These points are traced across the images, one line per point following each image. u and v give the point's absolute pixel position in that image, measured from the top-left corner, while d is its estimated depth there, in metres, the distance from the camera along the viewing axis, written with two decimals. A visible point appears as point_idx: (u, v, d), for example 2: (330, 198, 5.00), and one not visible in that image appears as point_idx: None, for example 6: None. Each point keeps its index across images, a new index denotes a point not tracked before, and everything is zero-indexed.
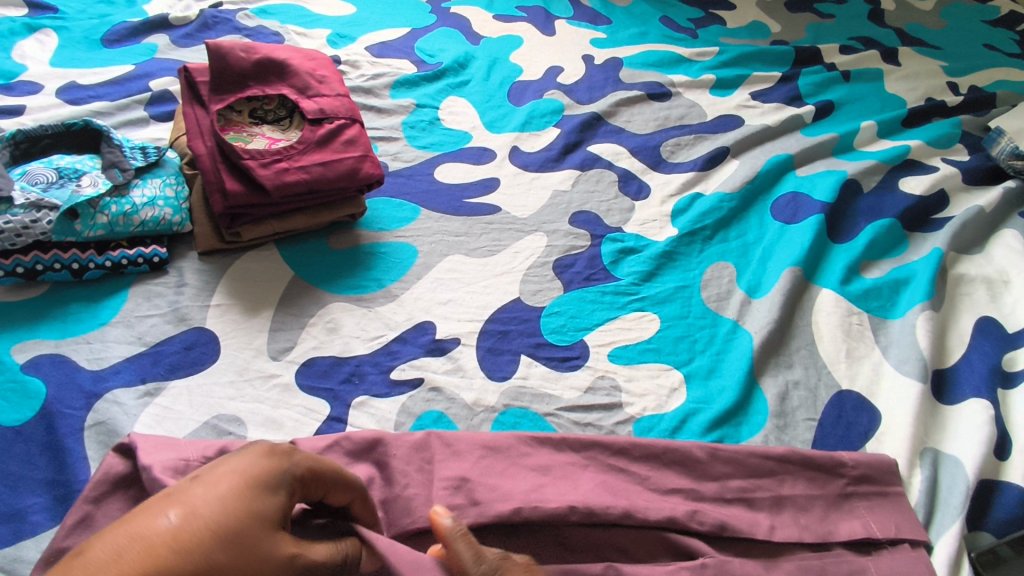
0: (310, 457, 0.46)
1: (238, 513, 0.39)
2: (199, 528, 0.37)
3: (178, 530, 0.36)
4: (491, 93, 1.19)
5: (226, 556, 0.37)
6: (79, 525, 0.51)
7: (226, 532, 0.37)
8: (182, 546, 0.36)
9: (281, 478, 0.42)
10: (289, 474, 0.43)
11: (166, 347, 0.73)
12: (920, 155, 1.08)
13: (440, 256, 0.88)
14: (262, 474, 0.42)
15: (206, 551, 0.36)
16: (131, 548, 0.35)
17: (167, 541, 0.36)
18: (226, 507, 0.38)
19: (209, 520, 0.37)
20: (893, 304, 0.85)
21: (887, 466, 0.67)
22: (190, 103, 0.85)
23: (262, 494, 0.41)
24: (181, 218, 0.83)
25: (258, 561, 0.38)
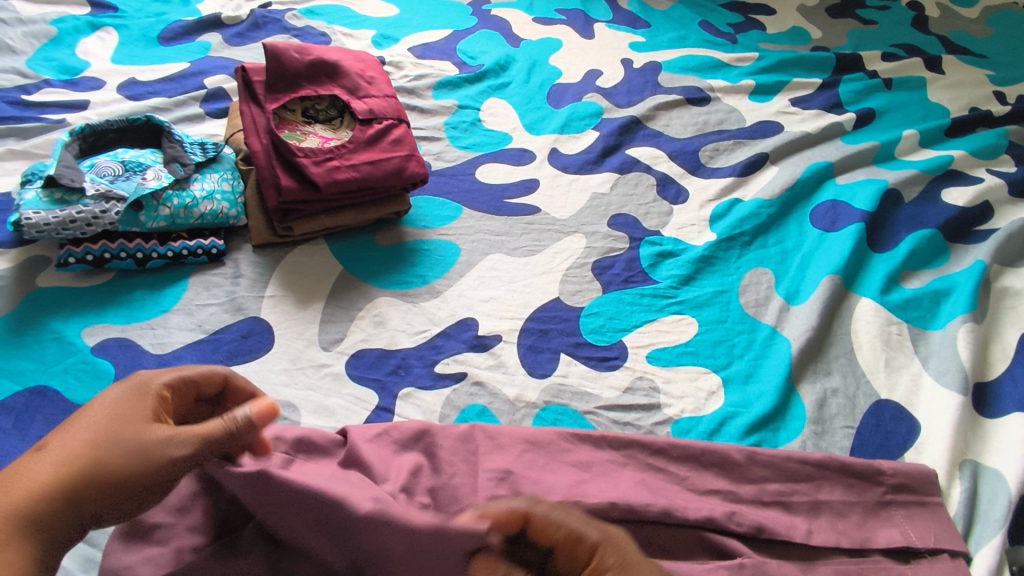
0: (170, 371, 0.56)
1: (104, 419, 0.51)
2: (74, 446, 0.50)
3: (62, 451, 0.49)
4: (531, 95, 1.21)
5: (101, 452, 0.49)
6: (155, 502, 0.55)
7: (94, 440, 0.50)
8: (64, 460, 0.49)
9: (139, 391, 0.53)
10: (145, 385, 0.54)
11: (224, 335, 0.76)
12: (964, 166, 1.07)
13: (482, 255, 0.91)
14: (120, 393, 0.53)
15: (82, 458, 0.49)
16: (22, 476, 0.48)
17: (48, 459, 0.49)
18: (95, 418, 0.51)
19: (82, 439, 0.50)
20: (934, 315, 0.85)
21: (927, 476, 0.68)
22: (246, 102, 0.88)
23: (128, 402, 0.52)
24: (237, 212, 0.86)
25: (133, 446, 0.50)
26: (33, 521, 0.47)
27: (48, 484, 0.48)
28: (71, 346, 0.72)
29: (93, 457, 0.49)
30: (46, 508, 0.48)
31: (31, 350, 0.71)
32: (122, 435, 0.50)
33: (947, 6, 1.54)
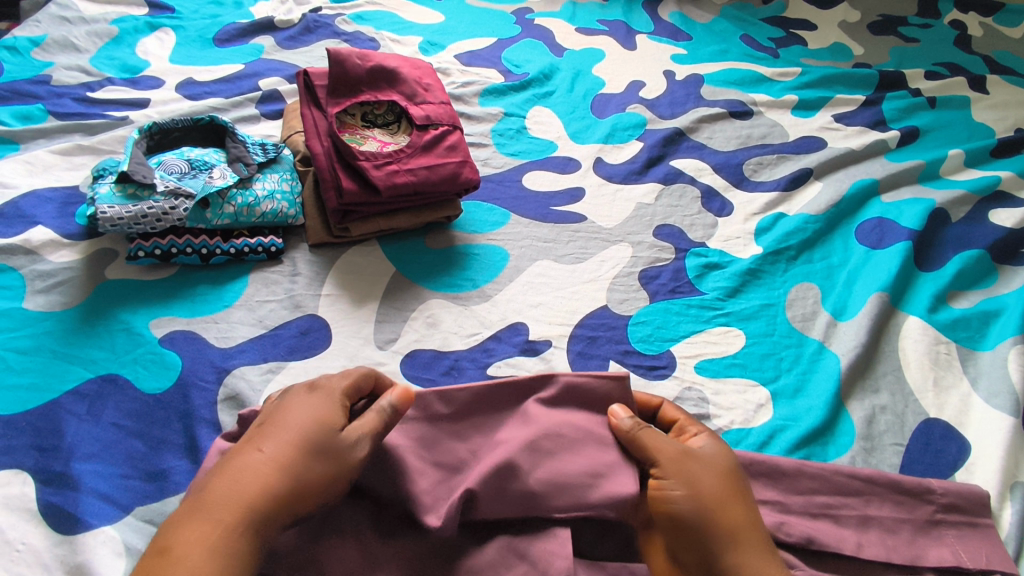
0: (343, 378, 0.58)
1: (310, 423, 0.52)
2: (285, 448, 0.50)
3: (271, 455, 0.50)
4: (576, 105, 1.22)
5: (310, 460, 0.50)
6: None
7: (304, 441, 0.51)
8: (280, 466, 0.49)
9: (327, 396, 0.55)
10: (317, 385, 0.56)
11: (283, 331, 0.78)
12: (1011, 187, 1.07)
13: (530, 261, 0.92)
14: (305, 391, 0.56)
15: (296, 460, 0.50)
16: (242, 475, 0.48)
17: (265, 459, 0.49)
18: (304, 424, 0.52)
19: (288, 447, 0.50)
20: (983, 336, 0.85)
21: (979, 497, 0.67)
22: (308, 106, 0.91)
23: (321, 406, 0.54)
24: (296, 212, 0.89)
25: (335, 452, 0.51)
26: (259, 519, 0.47)
27: (273, 487, 0.48)
28: (140, 337, 0.75)
29: (307, 466, 0.50)
30: (270, 512, 0.47)
31: (102, 340, 0.74)
32: (325, 439, 0.52)
33: (990, 25, 1.54)
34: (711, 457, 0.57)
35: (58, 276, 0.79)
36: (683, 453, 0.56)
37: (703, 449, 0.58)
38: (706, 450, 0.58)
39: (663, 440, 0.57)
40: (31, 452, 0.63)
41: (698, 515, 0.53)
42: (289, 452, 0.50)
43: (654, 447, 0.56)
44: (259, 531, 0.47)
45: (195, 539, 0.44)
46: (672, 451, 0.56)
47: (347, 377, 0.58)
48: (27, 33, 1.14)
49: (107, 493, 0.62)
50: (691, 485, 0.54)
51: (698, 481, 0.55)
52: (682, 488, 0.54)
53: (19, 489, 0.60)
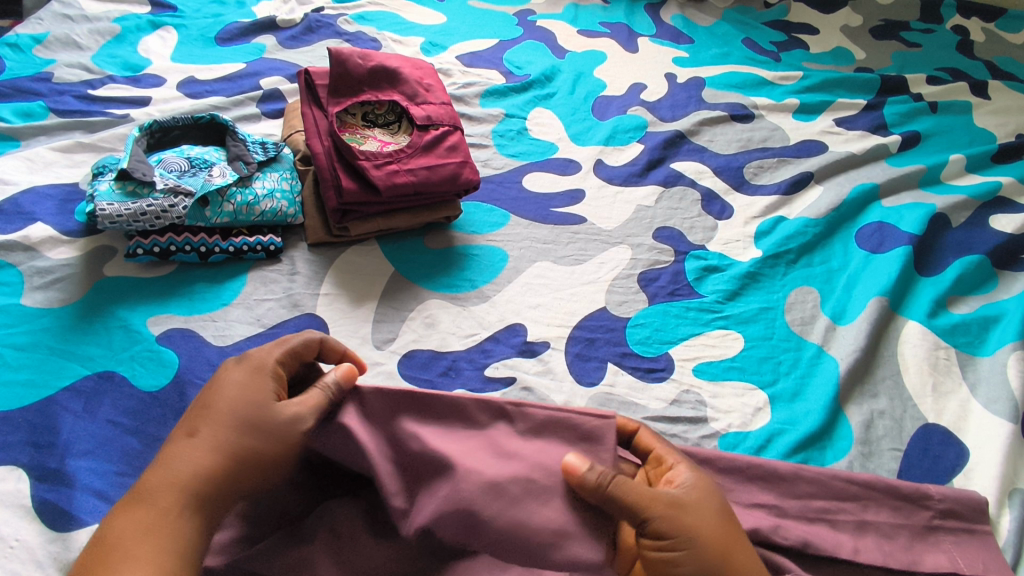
0: (278, 347, 0.58)
1: (240, 402, 0.53)
2: (217, 430, 0.52)
3: (205, 439, 0.51)
4: (577, 107, 1.22)
5: (244, 438, 0.52)
6: None
7: (236, 420, 0.52)
8: (213, 448, 0.51)
9: (259, 370, 0.55)
10: (246, 359, 0.56)
11: (281, 330, 0.78)
12: (1013, 193, 1.06)
13: (530, 262, 0.92)
14: (235, 366, 0.56)
15: (229, 440, 0.51)
16: (175, 461, 0.50)
17: (198, 444, 0.51)
18: (232, 404, 0.53)
19: (221, 427, 0.52)
20: (982, 341, 0.84)
21: (977, 503, 0.67)
22: (308, 105, 0.92)
23: (250, 381, 0.55)
24: (295, 211, 0.89)
25: (266, 425, 0.53)
26: (200, 501, 0.49)
27: (207, 470, 0.50)
28: (137, 334, 0.75)
29: (241, 443, 0.51)
30: (208, 494, 0.50)
31: (99, 337, 0.74)
32: (257, 416, 0.53)
33: (992, 31, 1.53)
34: (695, 493, 0.54)
35: (56, 273, 0.79)
36: (668, 496, 0.52)
37: (684, 488, 0.54)
38: (689, 487, 0.54)
39: (641, 487, 0.52)
40: (26, 449, 0.63)
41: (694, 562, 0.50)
42: (223, 437, 0.51)
43: (635, 500, 0.51)
44: (200, 512, 0.49)
45: (136, 525, 0.48)
46: (655, 498, 0.51)
47: (281, 347, 0.58)
48: (29, 30, 1.15)
49: (102, 490, 0.62)
50: (686, 533, 0.51)
51: (692, 527, 0.51)
52: (675, 539, 0.50)
53: (13, 485, 0.60)
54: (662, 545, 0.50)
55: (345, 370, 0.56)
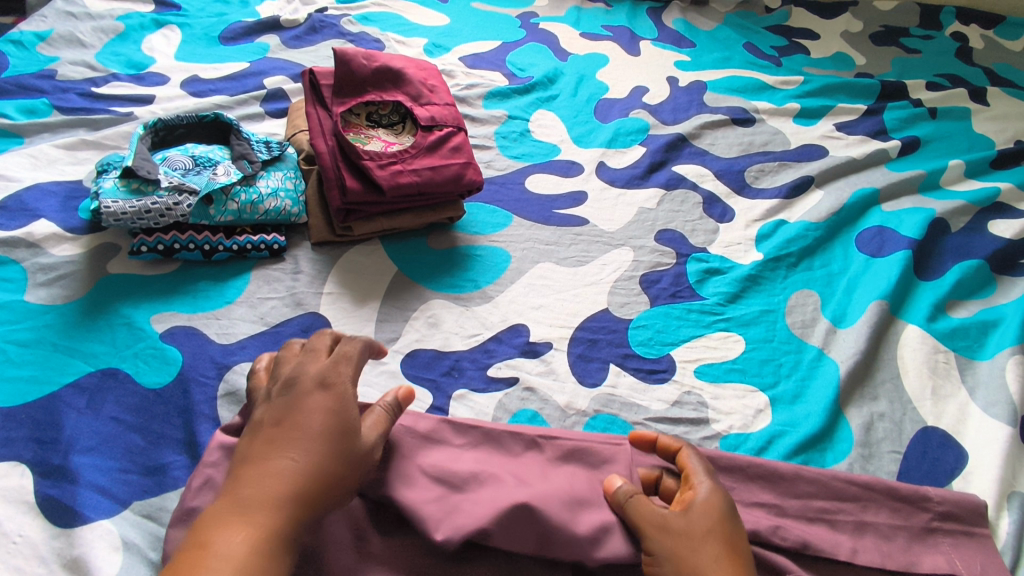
0: (351, 365, 0.56)
1: (330, 422, 0.52)
2: (310, 453, 0.50)
3: (297, 460, 0.49)
4: (579, 109, 1.23)
5: (336, 467, 0.50)
6: (203, 487, 0.58)
7: (329, 446, 0.51)
8: (309, 472, 0.49)
9: (344, 394, 0.54)
10: (324, 379, 0.54)
11: (284, 329, 0.79)
12: (1011, 199, 1.07)
13: (532, 263, 0.92)
14: (313, 386, 0.53)
15: (324, 465, 0.50)
16: (268, 480, 0.48)
17: (293, 465, 0.49)
18: (322, 428, 0.51)
19: (315, 451, 0.50)
20: (981, 345, 0.85)
21: (975, 506, 0.68)
22: (313, 105, 0.92)
23: (337, 406, 0.53)
24: (299, 210, 0.89)
25: (353, 457, 0.52)
26: (291, 528, 0.47)
27: (302, 495, 0.48)
28: (141, 332, 0.75)
29: (334, 471, 0.50)
30: (300, 522, 0.47)
31: (103, 334, 0.74)
32: (344, 444, 0.52)
33: (991, 37, 1.55)
34: (700, 522, 0.54)
35: (60, 269, 0.79)
36: (673, 523, 0.54)
37: (690, 514, 0.54)
38: (696, 516, 0.54)
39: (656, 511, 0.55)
40: (30, 445, 0.63)
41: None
42: (319, 453, 0.50)
43: (648, 524, 0.54)
44: (292, 540, 0.47)
45: (228, 543, 0.44)
46: (663, 524, 0.54)
47: (351, 363, 0.56)
48: (33, 27, 1.15)
49: (106, 486, 0.62)
50: (676, 561, 0.52)
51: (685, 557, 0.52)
52: (669, 568, 0.52)
53: (17, 481, 0.60)
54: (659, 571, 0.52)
55: (406, 390, 0.61)
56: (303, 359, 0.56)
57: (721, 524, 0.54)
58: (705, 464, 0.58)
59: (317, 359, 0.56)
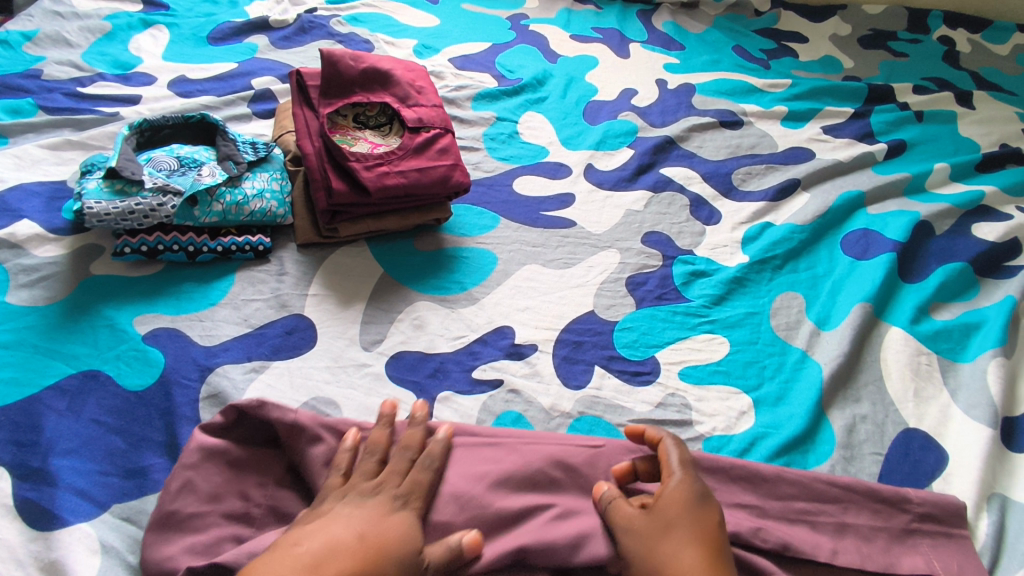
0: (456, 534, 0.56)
1: (399, 537, 0.52)
2: (378, 558, 0.50)
3: (363, 550, 0.50)
4: (568, 111, 1.23)
5: None
6: (182, 490, 0.60)
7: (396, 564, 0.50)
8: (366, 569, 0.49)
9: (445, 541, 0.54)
10: (402, 499, 0.56)
11: (268, 330, 0.78)
12: (994, 202, 1.08)
13: (519, 265, 0.93)
14: (389, 501, 0.56)
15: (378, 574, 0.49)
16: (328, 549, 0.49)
17: (360, 551, 0.50)
18: (401, 542, 0.52)
19: (385, 559, 0.50)
20: (963, 348, 0.86)
21: (954, 507, 0.68)
22: (299, 106, 0.92)
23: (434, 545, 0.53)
24: (285, 211, 0.89)
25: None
26: None
27: None
28: (124, 333, 0.74)
29: None
30: None
31: (84, 335, 0.74)
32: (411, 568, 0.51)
33: (977, 41, 1.56)
34: (666, 514, 0.54)
35: (43, 271, 0.79)
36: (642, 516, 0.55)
37: (660, 514, 0.55)
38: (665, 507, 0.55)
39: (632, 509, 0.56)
40: (9, 447, 0.63)
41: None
42: (376, 555, 0.50)
43: (621, 520, 0.56)
44: None
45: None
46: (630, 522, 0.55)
47: (429, 474, 0.60)
48: (19, 27, 1.14)
49: (85, 489, 0.61)
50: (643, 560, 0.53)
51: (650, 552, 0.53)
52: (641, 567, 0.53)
53: None
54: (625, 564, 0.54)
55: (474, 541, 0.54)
56: (417, 491, 0.58)
57: (689, 515, 0.54)
58: (680, 457, 0.59)
59: (393, 474, 0.59)
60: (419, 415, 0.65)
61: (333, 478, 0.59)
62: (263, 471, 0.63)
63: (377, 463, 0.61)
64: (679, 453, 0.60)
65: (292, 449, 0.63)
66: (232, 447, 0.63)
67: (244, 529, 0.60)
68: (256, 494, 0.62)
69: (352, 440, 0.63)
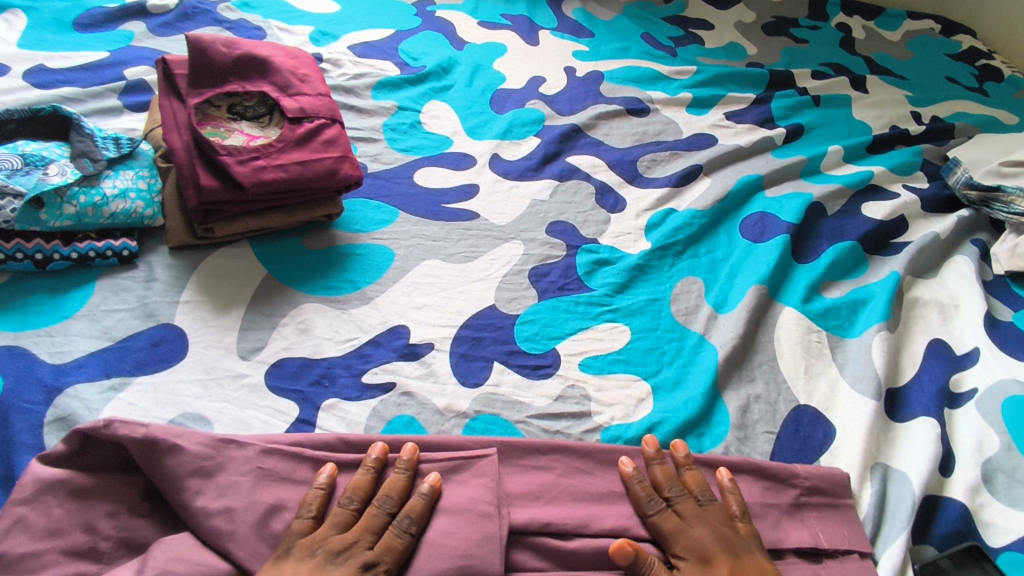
0: None
1: None
2: None
3: None
4: (473, 100, 1.19)
5: None
6: (13, 528, 0.53)
7: None
8: None
9: None
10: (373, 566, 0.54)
11: (131, 343, 0.72)
12: (883, 181, 1.13)
13: (417, 260, 0.89)
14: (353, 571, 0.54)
15: None
16: None
17: None
18: None
19: None
20: (851, 324, 0.88)
21: (839, 479, 0.70)
22: (166, 96, 0.85)
23: None
24: (153, 212, 0.82)
25: None
26: None
27: None
28: None
29: None
30: None
31: None
32: None
33: (871, 28, 1.62)
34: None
35: None
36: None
37: None
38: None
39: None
40: None
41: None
42: None
43: None
44: None
45: None
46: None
47: (405, 538, 0.57)
48: None
49: None
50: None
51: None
52: None
53: None
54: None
55: None
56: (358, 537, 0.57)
57: None
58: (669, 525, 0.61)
59: (367, 532, 0.57)
60: (405, 463, 0.63)
61: (302, 523, 0.58)
62: (116, 499, 0.58)
63: (355, 511, 0.59)
64: (669, 525, 0.62)
65: (147, 467, 0.59)
66: (76, 476, 0.57)
67: (90, 566, 0.55)
68: (105, 526, 0.57)
69: (326, 478, 0.61)
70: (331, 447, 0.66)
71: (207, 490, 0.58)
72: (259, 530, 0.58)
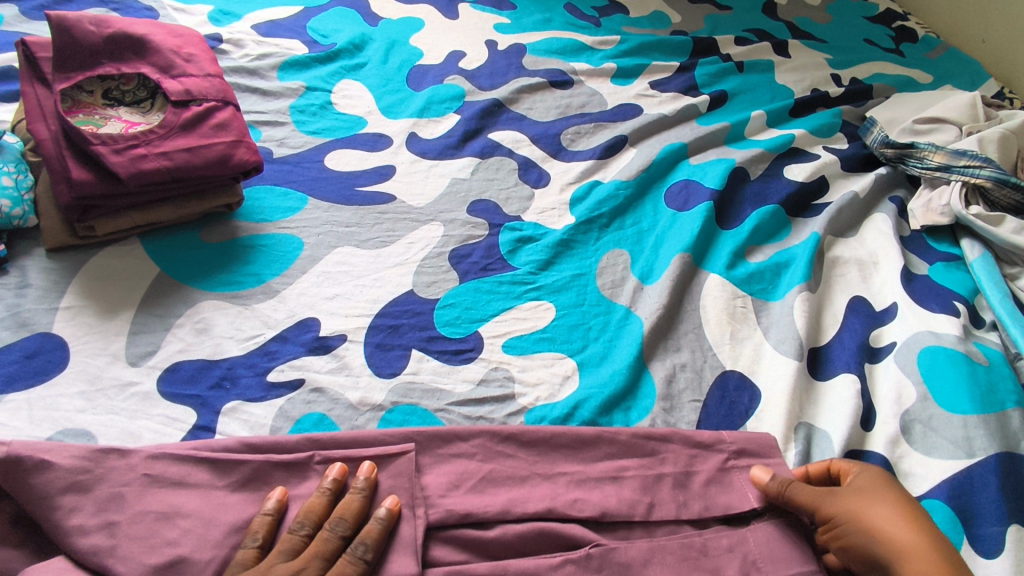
0: None
1: None
2: None
3: None
4: (389, 77, 1.13)
5: None
6: None
7: None
8: None
9: None
10: None
11: (2, 356, 0.65)
12: (804, 143, 1.13)
13: (329, 248, 0.84)
14: None
15: None
16: None
17: None
18: None
19: None
20: (775, 287, 0.88)
21: (763, 441, 0.69)
22: (28, 81, 0.77)
23: None
24: (23, 212, 0.74)
25: None
26: None
27: None
28: None
29: None
30: None
31: None
32: None
33: None
34: (860, 488, 0.60)
35: None
36: (827, 496, 0.60)
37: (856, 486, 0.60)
38: (858, 484, 0.60)
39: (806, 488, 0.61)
40: None
41: (886, 551, 0.56)
42: None
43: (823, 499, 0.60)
44: None
45: None
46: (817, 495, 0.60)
47: (359, 565, 0.54)
48: None
49: None
50: (854, 521, 0.58)
51: (858, 513, 0.58)
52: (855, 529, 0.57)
53: None
54: (844, 539, 0.58)
55: None
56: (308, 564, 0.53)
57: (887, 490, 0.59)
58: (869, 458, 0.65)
59: (316, 558, 0.54)
60: (362, 482, 0.59)
61: (246, 553, 0.54)
62: None
63: (306, 537, 0.55)
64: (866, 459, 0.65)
65: (12, 491, 0.53)
66: None
67: None
68: None
69: (275, 502, 0.57)
70: (229, 453, 0.61)
71: (84, 506, 0.54)
72: (146, 542, 0.53)
